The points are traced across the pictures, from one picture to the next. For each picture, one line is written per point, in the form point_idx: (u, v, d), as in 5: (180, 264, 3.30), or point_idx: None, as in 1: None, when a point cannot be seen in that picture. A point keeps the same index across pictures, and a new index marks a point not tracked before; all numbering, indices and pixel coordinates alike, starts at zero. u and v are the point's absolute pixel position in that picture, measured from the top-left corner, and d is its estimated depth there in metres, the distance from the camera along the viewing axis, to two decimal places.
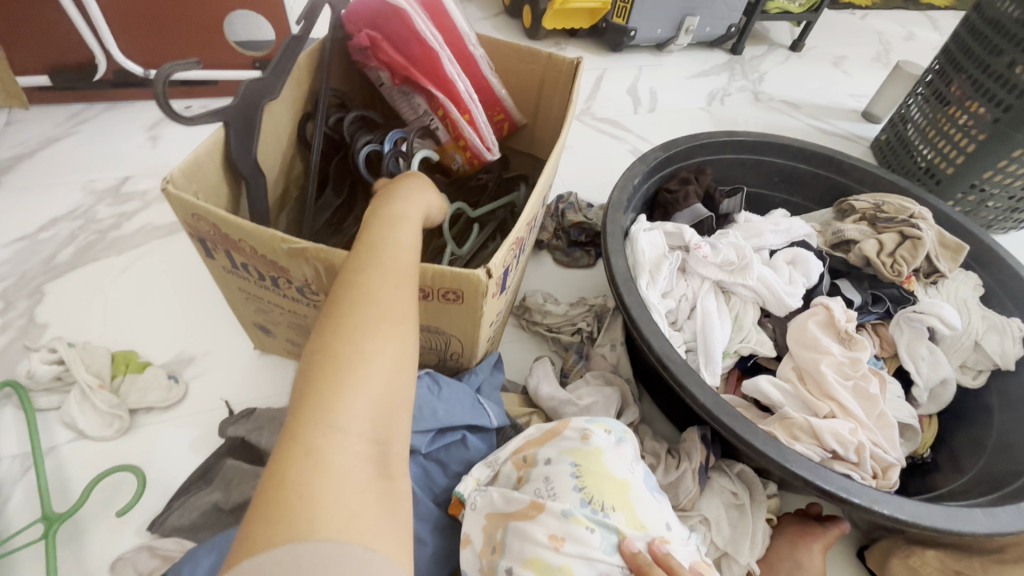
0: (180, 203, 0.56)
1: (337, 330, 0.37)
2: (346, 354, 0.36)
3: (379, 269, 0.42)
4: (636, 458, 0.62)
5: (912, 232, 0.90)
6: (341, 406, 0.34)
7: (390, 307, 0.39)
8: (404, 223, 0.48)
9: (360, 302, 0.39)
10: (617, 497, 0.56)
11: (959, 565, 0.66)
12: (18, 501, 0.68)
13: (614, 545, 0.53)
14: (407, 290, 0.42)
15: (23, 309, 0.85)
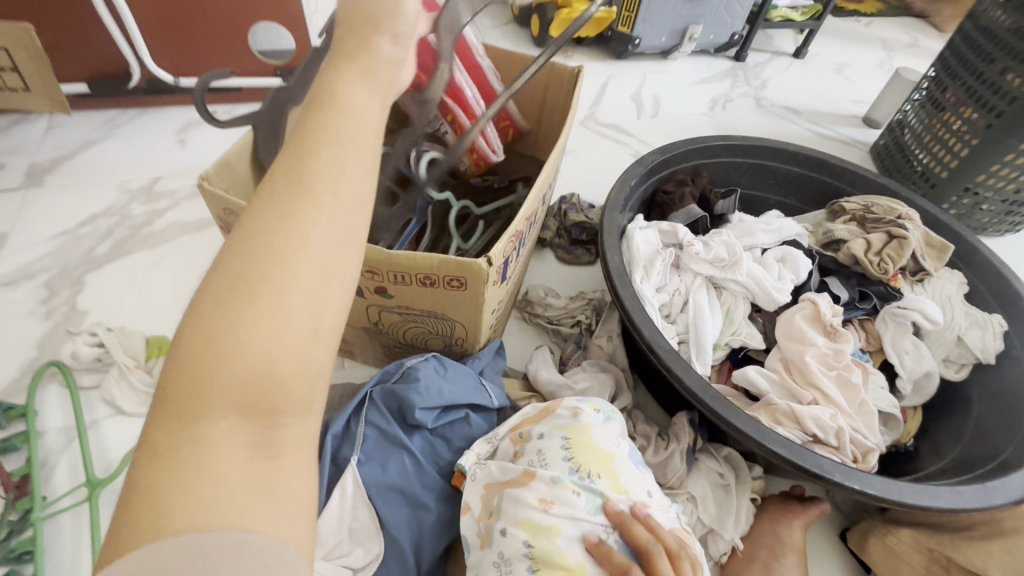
0: (214, 199, 0.63)
1: (208, 292, 0.32)
2: (207, 331, 0.31)
3: (268, 205, 0.34)
4: (621, 434, 0.67)
5: (899, 232, 0.94)
6: (202, 389, 0.30)
7: (267, 262, 0.32)
8: (316, 139, 0.36)
9: (234, 262, 0.33)
10: (603, 466, 0.62)
11: (932, 543, 0.69)
12: (62, 468, 0.74)
13: (598, 507, 0.59)
14: (292, 237, 0.33)
15: (66, 298, 0.92)
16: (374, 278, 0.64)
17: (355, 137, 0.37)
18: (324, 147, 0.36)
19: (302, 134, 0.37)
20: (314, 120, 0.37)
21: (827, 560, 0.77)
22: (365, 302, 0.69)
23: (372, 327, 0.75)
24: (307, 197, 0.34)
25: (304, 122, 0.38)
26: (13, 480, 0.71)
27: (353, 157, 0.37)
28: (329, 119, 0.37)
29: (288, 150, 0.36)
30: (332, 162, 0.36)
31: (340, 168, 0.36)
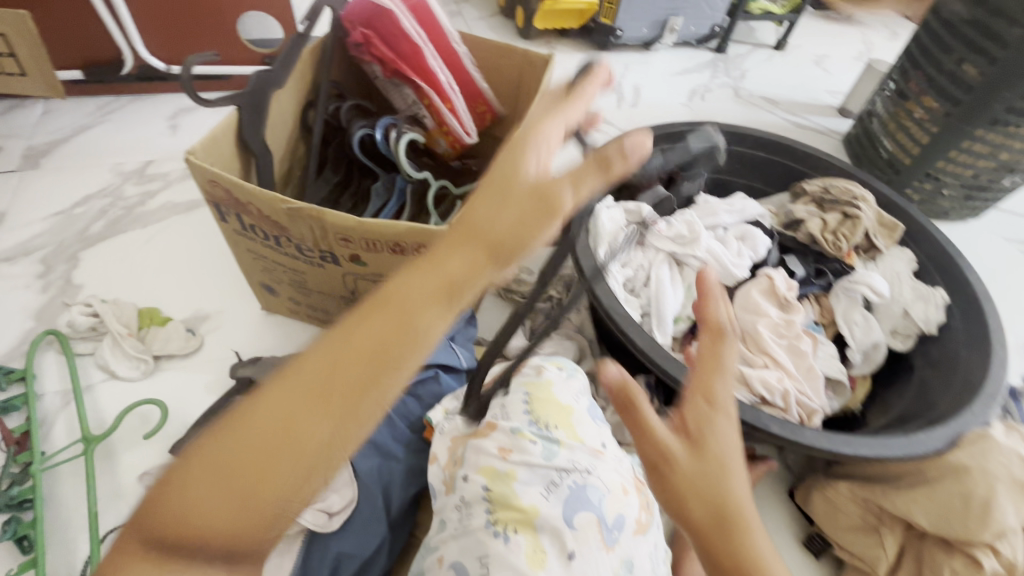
0: (200, 172, 0.67)
1: (210, 447, 0.32)
2: (193, 501, 0.30)
3: (300, 381, 0.33)
4: (583, 390, 0.73)
5: (853, 212, 1.00)
6: (162, 560, 0.30)
7: (268, 445, 0.32)
8: (372, 326, 0.35)
9: (245, 431, 0.32)
10: (560, 419, 0.67)
11: (866, 493, 0.75)
12: (59, 426, 0.80)
13: (553, 452, 0.64)
14: (301, 429, 0.32)
15: (62, 272, 0.97)
16: (349, 245, 0.69)
17: (401, 353, 0.35)
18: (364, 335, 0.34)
19: (361, 321, 0.35)
20: (383, 315, 0.35)
21: (773, 513, 0.83)
22: (343, 270, 0.75)
23: (349, 295, 0.81)
24: (332, 392, 0.33)
25: (369, 314, 0.35)
26: (14, 436, 0.76)
27: (408, 353, 0.35)
28: (388, 317, 0.35)
29: (343, 332, 0.35)
30: (376, 384, 0.34)
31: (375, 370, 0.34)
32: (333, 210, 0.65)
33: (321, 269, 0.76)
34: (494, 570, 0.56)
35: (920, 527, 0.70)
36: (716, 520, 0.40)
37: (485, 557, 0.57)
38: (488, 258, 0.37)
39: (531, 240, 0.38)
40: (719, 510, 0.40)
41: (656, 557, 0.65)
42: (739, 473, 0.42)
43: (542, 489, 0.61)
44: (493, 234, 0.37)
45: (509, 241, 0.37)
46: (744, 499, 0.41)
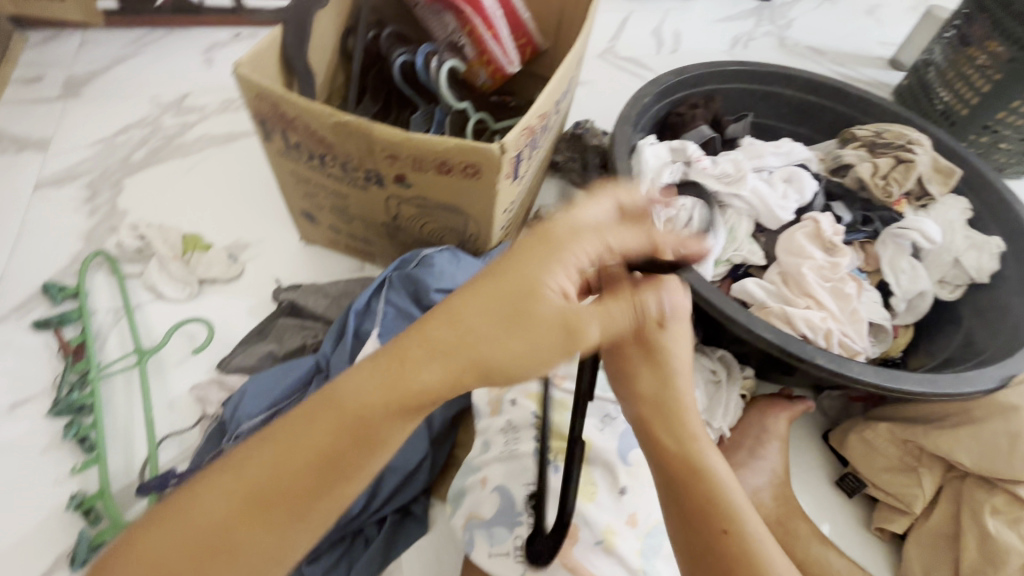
0: (248, 85, 0.67)
1: (177, 531, 0.38)
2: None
3: (261, 474, 0.40)
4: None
5: (907, 155, 0.95)
6: None
7: (226, 541, 0.39)
8: (329, 429, 0.40)
9: (209, 519, 0.39)
10: None
11: (908, 435, 0.75)
12: (112, 340, 0.82)
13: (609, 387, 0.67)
14: (256, 523, 0.39)
15: (107, 198, 0.99)
16: (395, 163, 0.68)
17: (368, 461, 0.42)
18: (316, 441, 0.40)
19: (317, 424, 0.41)
20: (334, 424, 0.41)
21: (806, 454, 0.83)
22: (386, 193, 0.75)
23: (391, 222, 0.81)
24: (292, 496, 0.40)
25: (325, 418, 0.41)
26: (71, 345, 0.79)
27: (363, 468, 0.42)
28: (345, 432, 0.41)
29: (304, 431, 0.41)
30: (328, 493, 0.41)
31: (329, 481, 0.41)
32: (380, 124, 0.64)
33: (364, 191, 0.76)
34: (542, 496, 0.59)
35: (960, 466, 0.70)
36: (659, 417, 0.54)
37: (531, 484, 0.60)
38: (473, 374, 0.42)
39: (518, 370, 0.43)
40: (663, 406, 0.54)
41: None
42: (684, 379, 0.56)
43: (597, 421, 0.64)
44: (481, 357, 0.42)
45: (496, 369, 0.42)
46: (684, 398, 0.55)
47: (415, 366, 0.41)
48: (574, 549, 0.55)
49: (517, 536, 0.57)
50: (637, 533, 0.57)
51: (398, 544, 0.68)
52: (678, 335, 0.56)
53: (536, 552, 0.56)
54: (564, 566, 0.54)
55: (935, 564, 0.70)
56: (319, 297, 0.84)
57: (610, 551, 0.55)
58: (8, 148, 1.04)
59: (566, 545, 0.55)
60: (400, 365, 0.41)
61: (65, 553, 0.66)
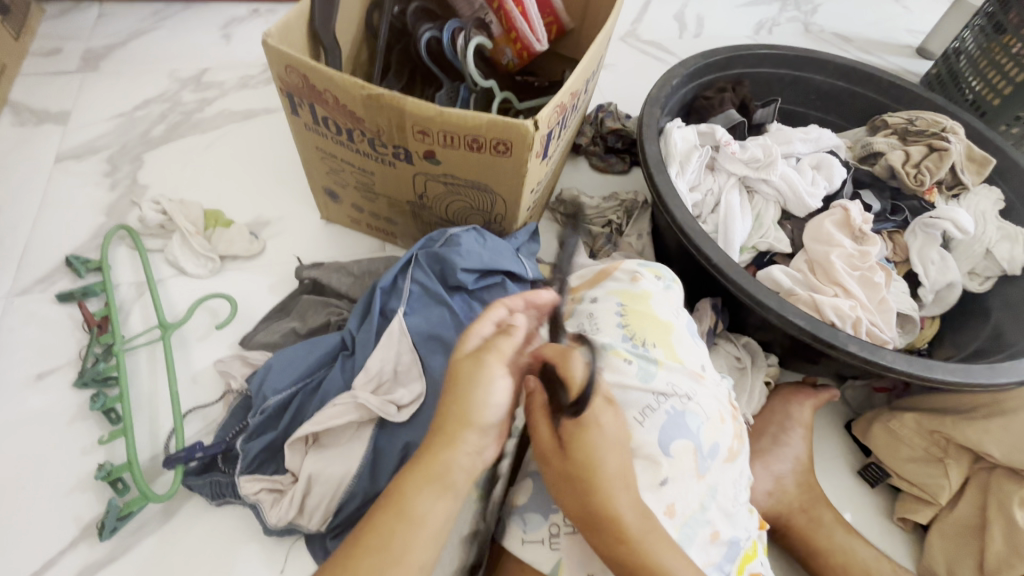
0: (276, 55, 0.65)
1: None
2: None
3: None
4: (680, 310, 0.68)
5: (940, 144, 0.93)
6: None
7: None
8: (391, 519, 0.46)
9: None
10: (657, 337, 0.63)
11: (935, 426, 0.74)
12: (135, 314, 0.82)
13: (651, 373, 0.60)
14: None
15: (127, 172, 0.98)
16: (426, 139, 0.67)
17: (422, 545, 0.46)
18: (381, 532, 0.45)
19: (375, 519, 0.46)
20: (385, 513, 0.46)
21: (829, 443, 0.83)
22: (414, 170, 0.74)
23: (417, 200, 0.80)
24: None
25: (379, 513, 0.47)
26: (95, 318, 0.79)
27: (421, 545, 0.46)
28: (402, 523, 0.46)
29: (365, 527, 0.46)
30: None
31: (401, 562, 0.45)
32: (413, 98, 0.63)
33: (391, 168, 0.75)
34: None
35: (989, 457, 0.70)
36: (591, 524, 0.51)
37: None
38: (461, 434, 0.49)
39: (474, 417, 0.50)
40: (597, 520, 0.50)
41: (741, 488, 0.61)
42: (618, 482, 0.52)
43: (636, 412, 0.57)
44: (462, 419, 0.49)
45: (467, 424, 0.49)
46: (621, 506, 0.51)
47: (430, 446, 0.49)
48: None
49: (552, 523, 0.57)
50: (673, 523, 0.55)
51: None
52: (598, 439, 0.53)
53: (572, 539, 0.56)
54: (600, 555, 0.54)
55: (959, 554, 0.69)
56: (341, 275, 0.83)
57: None
58: (28, 120, 1.04)
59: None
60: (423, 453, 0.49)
61: (93, 522, 0.66)
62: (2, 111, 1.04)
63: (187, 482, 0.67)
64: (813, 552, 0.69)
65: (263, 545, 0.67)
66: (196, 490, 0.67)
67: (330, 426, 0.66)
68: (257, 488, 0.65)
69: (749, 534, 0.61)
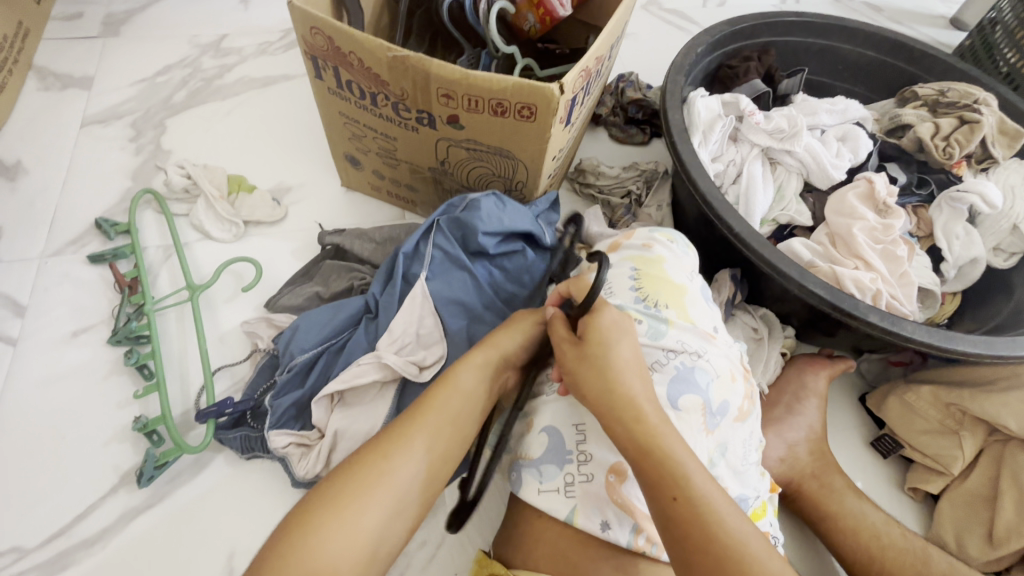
0: (301, 16, 0.65)
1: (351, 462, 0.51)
2: (346, 499, 0.48)
3: (405, 421, 0.54)
4: (692, 273, 0.68)
5: (972, 116, 0.91)
6: (313, 534, 0.45)
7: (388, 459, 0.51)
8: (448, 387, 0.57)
9: (378, 450, 0.52)
10: (670, 298, 0.64)
11: (951, 398, 0.75)
12: (164, 276, 0.85)
13: (661, 332, 0.61)
14: (412, 449, 0.52)
15: (152, 138, 0.99)
16: (450, 103, 0.68)
17: (464, 418, 0.57)
18: (442, 397, 0.56)
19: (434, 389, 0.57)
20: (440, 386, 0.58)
21: (843, 414, 0.84)
22: (437, 135, 0.74)
23: (438, 167, 0.81)
24: (424, 426, 0.54)
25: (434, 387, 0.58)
26: (126, 279, 0.81)
27: (464, 413, 0.57)
28: (450, 395, 0.57)
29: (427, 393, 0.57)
30: (445, 427, 0.55)
31: (453, 420, 0.56)
32: (438, 60, 0.63)
33: (414, 133, 0.75)
34: (591, 436, 0.59)
35: (1005, 430, 0.70)
36: (606, 407, 0.52)
37: (582, 425, 0.60)
38: (498, 346, 0.61)
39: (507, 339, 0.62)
40: (609, 404, 0.52)
41: (751, 448, 0.62)
42: (629, 373, 0.54)
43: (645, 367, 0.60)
44: (501, 337, 0.62)
45: (505, 343, 0.61)
46: (632, 392, 0.53)
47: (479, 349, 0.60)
48: (622, 487, 0.57)
49: (567, 473, 0.59)
50: None
51: None
52: (608, 322, 0.56)
53: (586, 488, 0.58)
54: (613, 503, 0.57)
55: (968, 523, 0.71)
56: (363, 242, 0.84)
57: None
58: (53, 85, 1.05)
59: (614, 483, 0.57)
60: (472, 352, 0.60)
61: (131, 471, 0.70)
62: (27, 75, 1.05)
63: (219, 436, 0.70)
64: (823, 517, 0.71)
65: (289, 495, 0.69)
66: (227, 443, 0.70)
67: (355, 385, 0.68)
68: (286, 442, 0.67)
69: (758, 495, 0.62)
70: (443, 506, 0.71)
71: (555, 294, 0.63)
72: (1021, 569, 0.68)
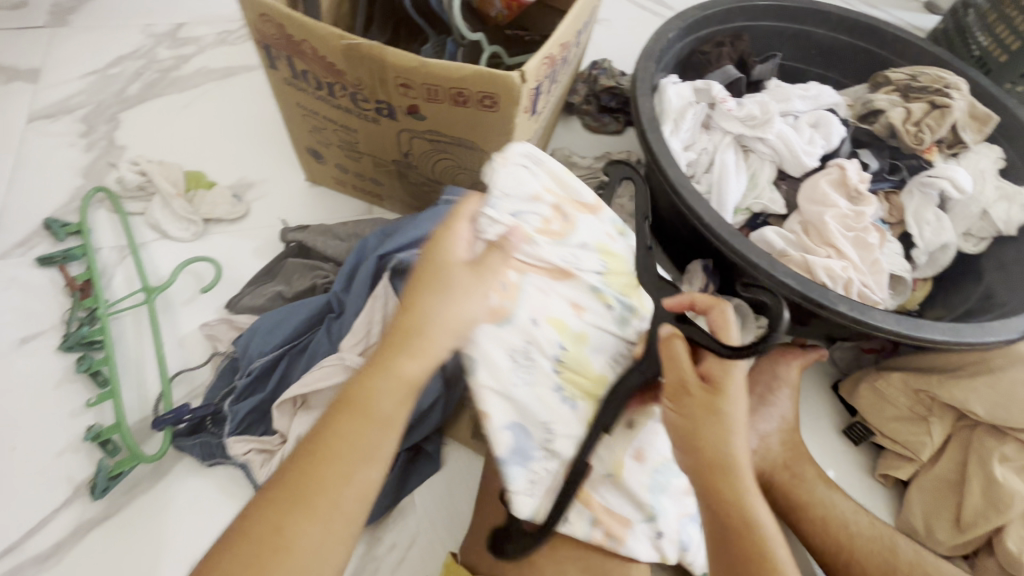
0: (249, 4, 0.62)
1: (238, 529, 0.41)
2: None
3: (305, 466, 0.42)
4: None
5: (942, 101, 0.90)
6: None
7: (283, 526, 0.40)
8: (358, 411, 0.44)
9: (270, 512, 0.41)
10: (629, 289, 0.64)
11: (919, 384, 0.75)
12: (119, 278, 0.81)
13: (627, 321, 0.62)
14: (311, 506, 0.41)
15: (104, 133, 0.95)
16: (409, 93, 0.65)
17: (380, 444, 0.44)
18: (352, 429, 0.44)
19: (340, 416, 0.44)
20: (347, 409, 0.44)
21: (816, 402, 0.84)
22: (399, 126, 0.71)
23: (402, 159, 0.78)
24: (330, 468, 0.42)
25: (339, 408, 0.44)
26: (77, 282, 0.78)
27: (383, 435, 0.44)
28: (362, 421, 0.44)
29: (332, 420, 0.44)
30: (356, 465, 0.43)
31: (367, 452, 0.43)
32: (394, 48, 0.60)
33: (374, 125, 0.72)
34: (560, 434, 0.57)
35: (973, 416, 0.71)
36: (716, 469, 0.50)
37: (550, 424, 0.57)
38: (420, 339, 0.46)
39: (436, 324, 0.46)
40: (723, 466, 0.50)
41: None
42: (741, 432, 0.51)
43: (613, 359, 0.61)
44: (427, 326, 0.46)
45: (430, 330, 0.46)
46: (741, 454, 0.50)
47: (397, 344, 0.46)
48: (585, 481, 0.59)
49: (532, 471, 0.57)
50: (644, 468, 0.60)
51: (411, 479, 0.69)
52: (740, 384, 0.52)
53: (550, 486, 0.58)
54: (575, 497, 0.58)
55: (937, 508, 0.71)
56: (327, 239, 0.81)
57: (618, 483, 0.58)
58: None
59: (578, 478, 0.58)
60: (390, 344, 0.46)
61: (85, 483, 0.67)
62: None
63: (177, 444, 0.68)
64: (794, 507, 0.71)
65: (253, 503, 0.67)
66: (186, 451, 0.68)
67: (317, 389, 0.65)
68: (247, 449, 0.65)
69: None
70: (414, 508, 0.70)
71: (686, 304, 0.55)
72: (987, 552, 0.69)
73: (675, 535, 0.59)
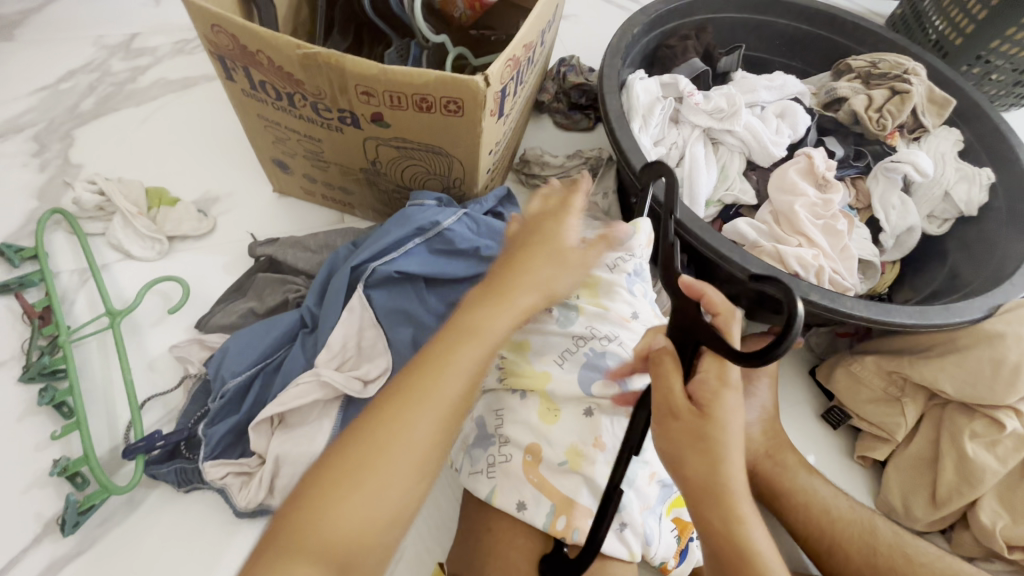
0: (199, 14, 0.60)
1: (358, 430, 0.44)
2: (366, 472, 0.42)
3: (420, 380, 0.45)
4: (629, 253, 0.64)
5: (902, 87, 0.92)
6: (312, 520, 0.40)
7: (404, 426, 0.44)
8: (474, 338, 0.47)
9: (395, 415, 0.44)
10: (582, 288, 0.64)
11: (892, 366, 0.76)
12: (82, 302, 0.78)
13: (570, 319, 0.62)
14: (430, 415, 0.44)
15: (57, 152, 0.91)
16: (371, 100, 0.63)
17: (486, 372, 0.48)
18: (470, 354, 0.47)
19: (456, 339, 0.47)
20: (461, 334, 0.47)
21: (794, 389, 0.85)
22: (364, 134, 0.70)
23: (370, 167, 0.76)
24: (445, 384, 0.45)
25: (452, 333, 0.48)
26: (36, 309, 0.74)
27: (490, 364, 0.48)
28: (477, 346, 0.47)
29: (444, 345, 0.47)
30: (469, 385, 0.46)
31: (478, 378, 0.47)
32: (352, 55, 0.58)
33: (339, 134, 0.71)
34: (509, 420, 0.60)
35: (942, 394, 0.73)
36: (704, 495, 0.45)
37: (501, 410, 0.61)
38: (534, 283, 0.51)
39: (550, 276, 0.51)
40: (711, 490, 0.45)
41: None
42: (734, 454, 0.45)
43: (556, 357, 0.61)
44: (540, 278, 0.51)
45: (544, 279, 0.51)
46: (734, 479, 0.45)
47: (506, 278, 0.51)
48: (539, 467, 0.57)
49: (489, 455, 0.59)
50: (605, 456, 0.58)
51: None
52: (731, 402, 0.46)
53: (504, 469, 0.58)
54: (529, 483, 0.57)
55: (914, 486, 0.73)
56: (298, 251, 0.79)
57: (575, 471, 0.57)
58: None
59: (532, 462, 0.57)
60: (504, 282, 0.50)
61: (54, 518, 0.64)
62: None
63: (151, 471, 0.65)
64: (777, 494, 0.72)
65: (232, 527, 0.66)
66: (160, 478, 0.66)
67: (295, 407, 0.64)
68: (223, 473, 0.63)
69: None
70: None
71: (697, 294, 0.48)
72: (962, 525, 0.71)
73: (641, 530, 0.59)
